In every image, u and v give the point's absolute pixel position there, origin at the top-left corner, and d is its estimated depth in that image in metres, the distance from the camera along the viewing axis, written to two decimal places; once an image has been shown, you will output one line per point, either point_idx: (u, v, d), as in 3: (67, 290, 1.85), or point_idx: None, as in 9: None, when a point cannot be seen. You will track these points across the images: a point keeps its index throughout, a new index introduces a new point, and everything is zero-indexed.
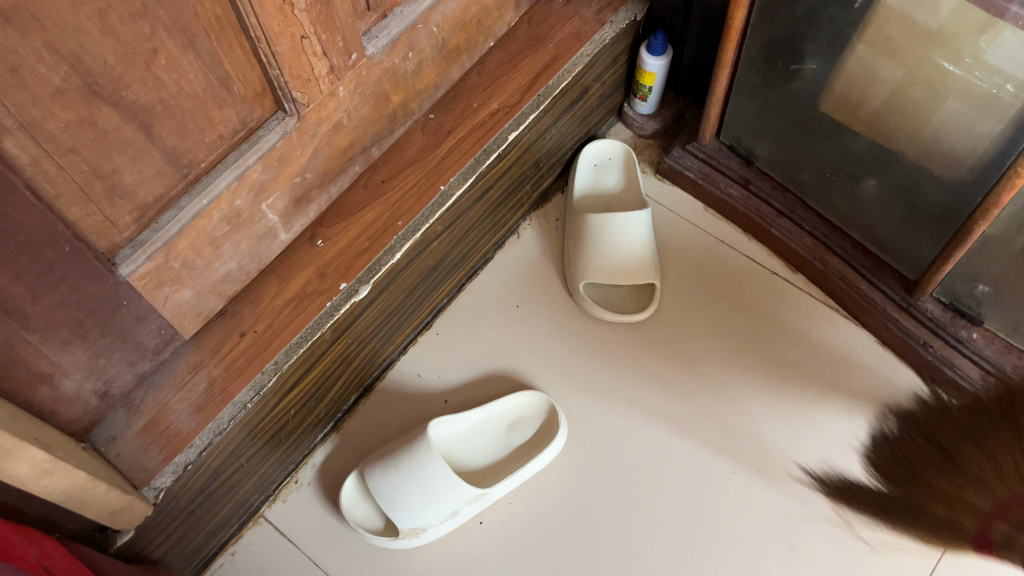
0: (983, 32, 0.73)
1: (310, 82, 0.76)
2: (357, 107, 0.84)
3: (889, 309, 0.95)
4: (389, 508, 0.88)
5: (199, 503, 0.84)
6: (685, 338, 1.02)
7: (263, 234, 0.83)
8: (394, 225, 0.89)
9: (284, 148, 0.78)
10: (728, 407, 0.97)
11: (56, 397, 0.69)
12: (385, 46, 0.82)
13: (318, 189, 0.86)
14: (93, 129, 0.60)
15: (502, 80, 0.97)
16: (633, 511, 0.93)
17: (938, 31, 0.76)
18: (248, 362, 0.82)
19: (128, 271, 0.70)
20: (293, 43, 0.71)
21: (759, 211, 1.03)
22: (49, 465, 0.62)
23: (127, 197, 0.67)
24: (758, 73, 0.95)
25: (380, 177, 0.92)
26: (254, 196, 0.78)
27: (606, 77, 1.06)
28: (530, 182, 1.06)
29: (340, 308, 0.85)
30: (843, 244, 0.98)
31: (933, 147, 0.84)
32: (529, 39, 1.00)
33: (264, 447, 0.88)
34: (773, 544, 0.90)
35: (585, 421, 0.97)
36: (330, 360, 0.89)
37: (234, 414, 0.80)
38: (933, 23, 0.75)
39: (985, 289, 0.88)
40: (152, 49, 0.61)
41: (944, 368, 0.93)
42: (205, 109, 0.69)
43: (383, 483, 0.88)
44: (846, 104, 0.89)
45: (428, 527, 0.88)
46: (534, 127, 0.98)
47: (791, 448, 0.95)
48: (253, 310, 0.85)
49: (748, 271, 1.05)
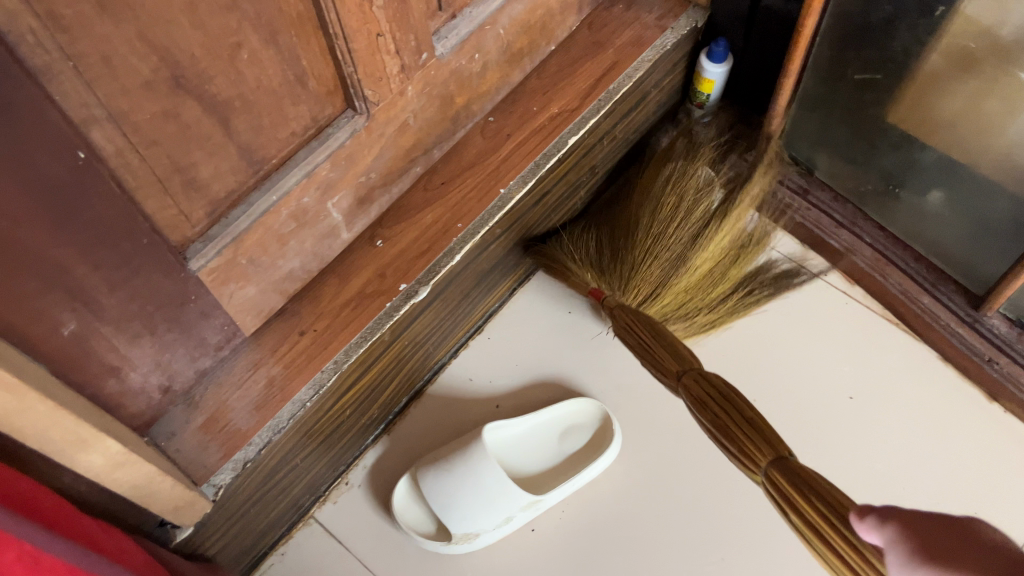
0: None
1: (382, 81, 0.76)
2: (423, 107, 0.84)
3: (952, 324, 0.93)
4: (440, 512, 0.87)
5: (253, 502, 0.83)
6: (740, 349, 1.00)
7: (326, 233, 0.83)
8: (454, 227, 0.88)
9: (352, 146, 0.78)
10: (784, 418, 0.96)
11: (123, 390, 0.69)
12: (454, 46, 0.81)
13: (380, 189, 0.86)
14: (176, 121, 0.60)
15: (562, 85, 0.97)
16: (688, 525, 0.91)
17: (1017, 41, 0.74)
18: (308, 361, 0.82)
19: (198, 266, 0.69)
20: (369, 41, 0.71)
21: (818, 222, 1.01)
22: (122, 457, 0.61)
23: (201, 191, 0.67)
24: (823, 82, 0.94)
25: (440, 179, 0.91)
26: (321, 194, 0.78)
27: (665, 84, 1.05)
28: (585, 188, 1.05)
29: (399, 309, 0.84)
30: (906, 258, 0.96)
31: (1007, 162, 0.82)
32: (589, 44, 1.00)
33: (317, 448, 0.87)
34: None
35: (638, 430, 0.96)
36: (386, 361, 0.89)
37: (293, 412, 0.79)
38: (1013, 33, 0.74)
39: None
40: (236, 43, 0.61)
41: (1010, 386, 0.91)
42: (280, 105, 0.69)
43: (435, 487, 0.87)
44: (916, 114, 0.88)
45: (480, 532, 0.87)
46: (594, 132, 0.97)
47: (850, 463, 0.93)
48: (313, 309, 0.85)
49: (806, 282, 1.03)
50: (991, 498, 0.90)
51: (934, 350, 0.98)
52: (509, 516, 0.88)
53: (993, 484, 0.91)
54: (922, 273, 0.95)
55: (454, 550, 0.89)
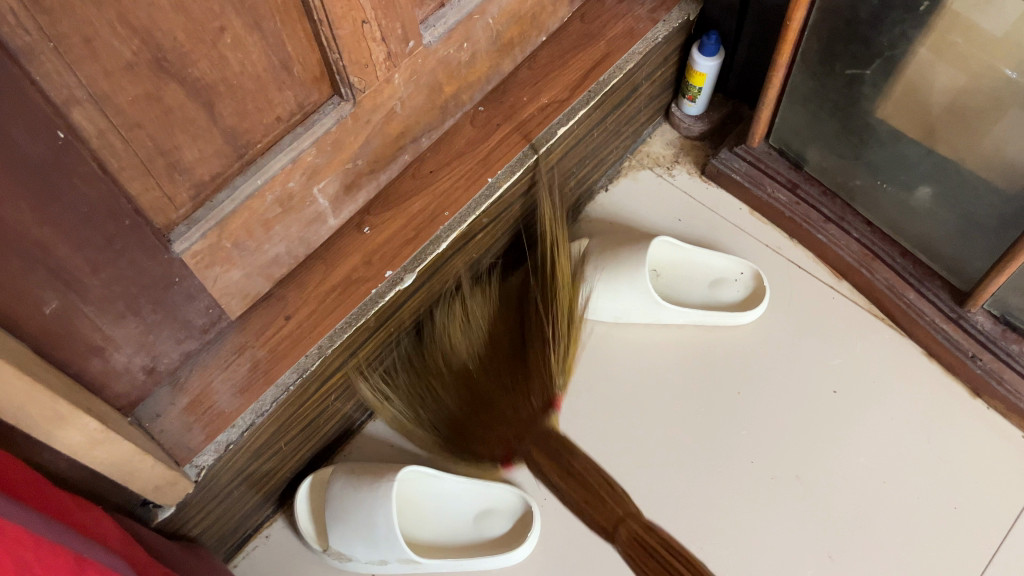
0: None
1: (368, 68, 0.76)
2: (411, 95, 0.84)
3: (936, 320, 0.94)
4: (334, 529, 0.86)
5: (236, 485, 0.84)
6: (726, 341, 1.01)
7: (313, 219, 0.83)
8: (441, 215, 0.89)
9: (339, 133, 0.78)
10: (768, 412, 0.96)
11: (107, 370, 0.70)
12: (442, 35, 0.82)
13: (368, 176, 0.86)
14: (158, 104, 0.61)
15: (552, 76, 0.97)
16: (668, 515, 0.92)
17: (1004, 37, 0.74)
18: (293, 345, 0.82)
19: (182, 249, 0.70)
20: (354, 28, 0.72)
21: (806, 217, 1.02)
22: (102, 435, 0.62)
23: (185, 174, 0.67)
24: (814, 76, 0.94)
25: (429, 168, 0.92)
26: (307, 179, 0.79)
27: (656, 76, 1.05)
28: (575, 179, 1.06)
29: (384, 296, 0.85)
30: (893, 254, 0.97)
31: (995, 158, 0.82)
32: (580, 36, 1.00)
33: (303, 431, 0.89)
34: (810, 552, 0.89)
35: (621, 420, 0.97)
36: (371, 347, 0.90)
37: (276, 396, 0.80)
38: (999, 30, 0.74)
39: None
40: (219, 28, 0.62)
41: (993, 382, 0.91)
42: (265, 91, 0.69)
43: (342, 508, 0.85)
44: (905, 110, 0.88)
45: (353, 558, 0.87)
46: (583, 124, 0.97)
47: (832, 457, 0.93)
48: (299, 294, 0.85)
49: (792, 276, 1.04)
50: (971, 494, 0.90)
51: (919, 345, 0.98)
52: (385, 560, 0.85)
53: (973, 480, 0.91)
54: (908, 269, 0.96)
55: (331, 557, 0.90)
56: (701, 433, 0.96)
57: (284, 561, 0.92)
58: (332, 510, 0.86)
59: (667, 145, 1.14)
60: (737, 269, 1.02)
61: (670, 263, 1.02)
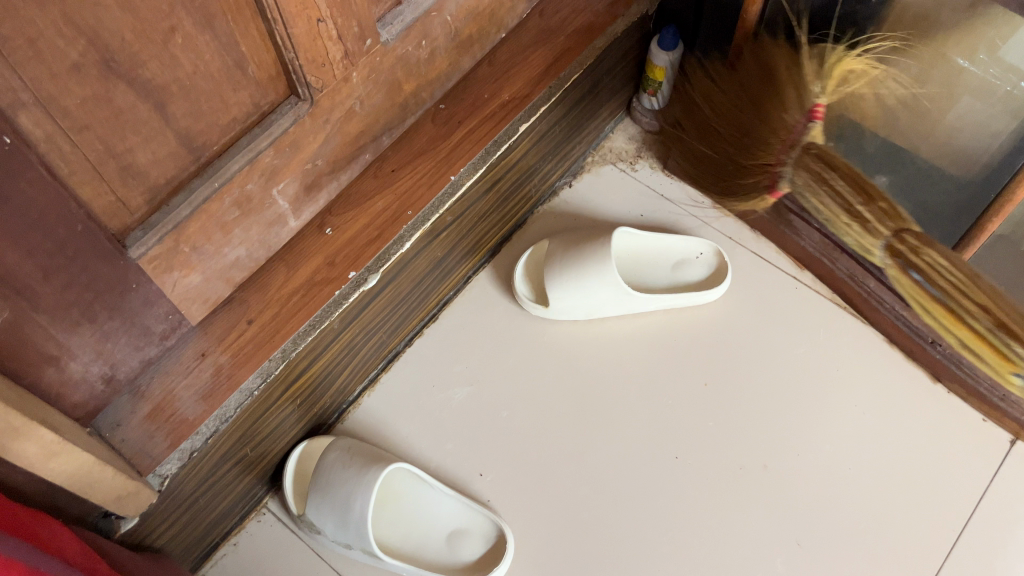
0: (1001, 27, 0.75)
1: (324, 67, 0.75)
2: (370, 93, 0.83)
3: (896, 307, 0.96)
4: (314, 501, 0.87)
5: (203, 492, 0.82)
6: (693, 334, 1.01)
7: (273, 221, 0.82)
8: (404, 215, 0.88)
9: (296, 133, 0.77)
10: (736, 401, 0.97)
11: (63, 380, 0.68)
12: (400, 32, 0.81)
13: (328, 176, 0.85)
14: (109, 106, 0.60)
15: (512, 72, 0.97)
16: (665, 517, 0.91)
17: (957, 27, 0.77)
18: (256, 349, 0.81)
19: (139, 254, 0.69)
20: (309, 26, 0.71)
21: (768, 208, 1.03)
22: (58, 446, 0.61)
23: (139, 178, 0.66)
24: (771, 68, 0.95)
25: (390, 167, 0.91)
26: (266, 181, 0.78)
27: (616, 71, 1.06)
28: (539, 175, 1.06)
29: (348, 297, 0.85)
30: None
31: (947, 146, 0.85)
32: (541, 31, 1.00)
33: (271, 434, 0.88)
34: (779, 538, 0.90)
35: (593, 415, 0.97)
36: (335, 351, 0.88)
37: (240, 401, 0.80)
38: None
39: None
40: (169, 27, 0.60)
41: (953, 366, 0.94)
42: (220, 91, 0.68)
43: (327, 485, 0.86)
44: (861, 100, 0.88)
45: (321, 532, 0.88)
46: (546, 120, 0.98)
47: (798, 445, 0.94)
48: (260, 298, 0.84)
49: (754, 267, 1.05)
50: (934, 478, 0.92)
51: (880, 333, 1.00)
52: (349, 543, 0.86)
53: (937, 463, 0.93)
54: None
55: (301, 531, 0.91)
56: (672, 426, 0.96)
57: (251, 569, 0.90)
58: (316, 483, 0.87)
59: (629, 140, 1.14)
60: (696, 248, 1.03)
61: (633, 254, 1.03)
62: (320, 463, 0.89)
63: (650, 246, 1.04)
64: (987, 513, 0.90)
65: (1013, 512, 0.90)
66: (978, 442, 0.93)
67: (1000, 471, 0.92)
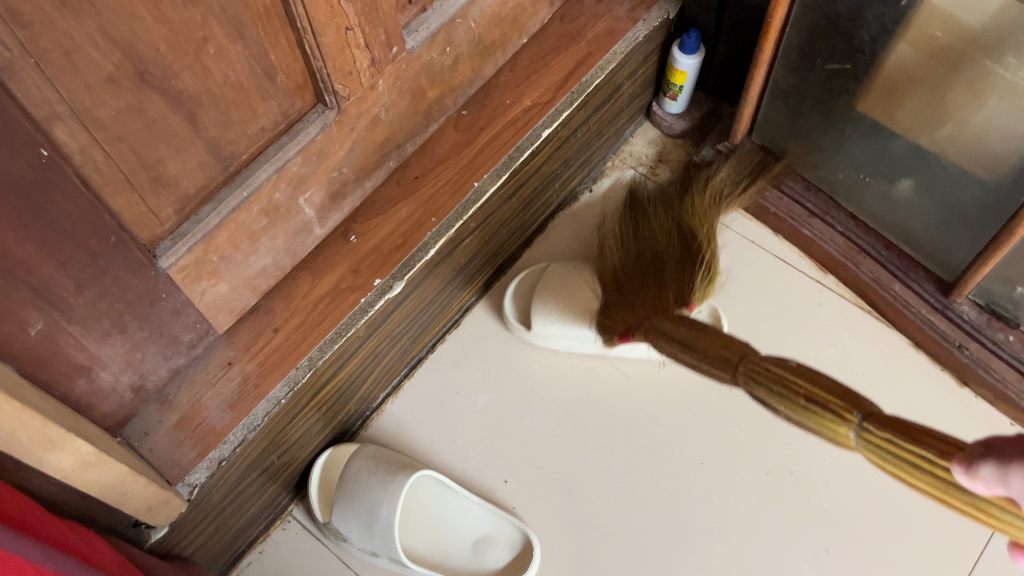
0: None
1: (351, 75, 0.75)
2: (395, 101, 0.83)
3: (923, 311, 0.95)
4: (339, 510, 0.87)
5: (230, 501, 0.82)
6: (716, 340, 1.01)
7: (299, 228, 0.82)
8: (428, 221, 0.88)
9: (323, 141, 0.77)
10: (760, 407, 0.97)
11: (94, 391, 0.69)
12: (425, 40, 0.81)
13: (353, 184, 0.85)
14: (141, 117, 0.60)
15: (534, 77, 0.96)
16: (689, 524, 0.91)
17: (984, 30, 0.75)
18: (283, 358, 0.81)
19: (169, 264, 0.69)
20: (338, 35, 0.71)
21: (790, 212, 1.02)
22: (92, 457, 0.61)
23: (170, 188, 0.66)
24: (794, 71, 0.94)
25: (413, 173, 0.91)
26: (293, 189, 0.78)
27: (638, 75, 1.05)
28: (559, 180, 1.05)
29: (374, 305, 0.84)
30: (877, 246, 0.98)
31: (976, 150, 0.83)
32: (562, 37, 0.99)
33: (297, 442, 0.88)
34: (805, 544, 0.89)
35: (617, 420, 0.97)
36: (360, 358, 0.88)
37: (268, 410, 0.79)
38: (979, 22, 0.75)
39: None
40: (202, 38, 0.60)
41: (980, 371, 0.92)
42: (249, 100, 0.68)
43: (351, 495, 0.86)
44: (886, 103, 0.88)
45: (348, 540, 0.88)
46: (568, 124, 0.98)
47: (824, 451, 0.94)
48: (286, 306, 0.84)
49: (776, 270, 1.04)
50: None
51: (906, 336, 0.99)
52: (376, 552, 0.86)
53: None
54: (894, 261, 0.97)
55: (326, 538, 0.91)
56: (696, 431, 0.96)
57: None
58: (341, 492, 0.87)
59: (650, 144, 1.14)
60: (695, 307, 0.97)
61: None
62: (344, 471, 0.89)
63: None
64: None
65: None
66: None
67: None
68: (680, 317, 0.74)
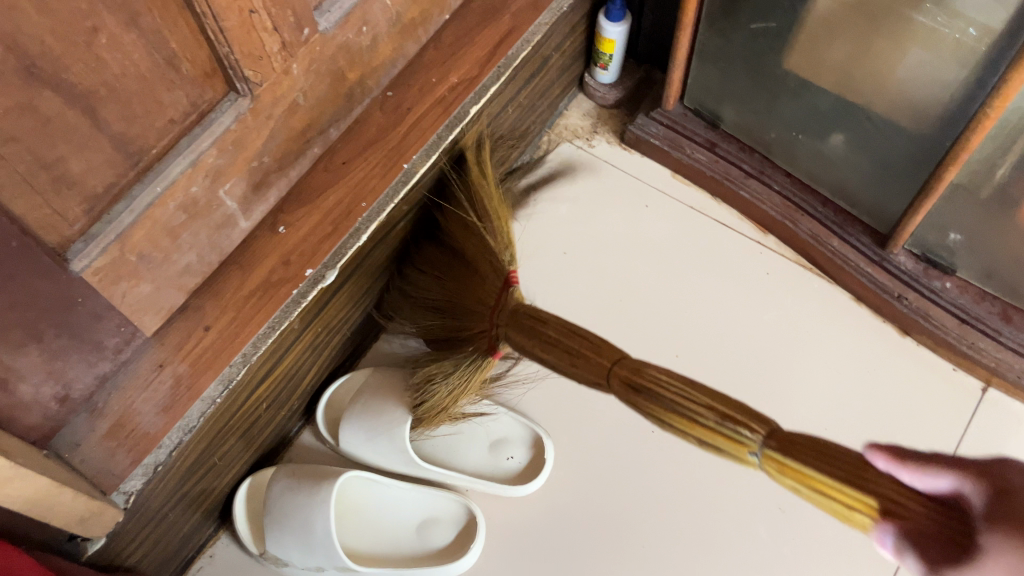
0: None
1: (262, 61, 0.73)
2: (313, 86, 0.81)
3: (862, 264, 0.95)
4: (272, 534, 0.84)
5: (172, 505, 0.80)
6: (659, 309, 1.00)
7: (222, 223, 0.79)
8: (358, 207, 0.86)
9: (239, 131, 0.75)
10: (708, 372, 0.96)
11: (13, 404, 0.66)
12: (338, 20, 0.79)
13: (276, 173, 0.83)
14: (33, 115, 0.57)
15: (459, 54, 0.94)
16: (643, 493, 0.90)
17: None
18: (215, 357, 0.79)
19: (81, 267, 0.66)
20: (242, 18, 0.68)
21: (727, 174, 1.02)
22: (9, 472, 0.59)
23: (74, 188, 0.63)
24: (718, 32, 0.93)
25: (340, 159, 0.89)
26: (210, 183, 0.75)
27: (566, 47, 1.04)
28: (494, 158, 1.03)
29: (307, 295, 0.83)
30: (815, 204, 0.98)
31: (901, 99, 0.83)
32: (486, 11, 0.97)
33: (240, 441, 0.86)
34: (759, 507, 0.88)
35: (566, 397, 0.95)
36: (299, 352, 0.87)
37: (203, 410, 0.77)
38: None
39: (956, 239, 0.89)
40: (91, 28, 0.58)
41: (920, 320, 0.93)
42: (152, 92, 0.66)
43: (279, 513, 0.83)
44: (810, 60, 0.88)
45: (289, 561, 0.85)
46: (495, 101, 0.96)
47: (774, 411, 0.93)
48: (217, 304, 0.82)
49: (716, 234, 1.03)
50: (908, 434, 0.91)
51: (847, 292, 0.99)
52: (320, 567, 0.84)
53: (910, 419, 0.92)
54: (830, 217, 0.97)
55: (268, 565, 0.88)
56: None
57: None
58: (270, 513, 0.84)
59: (584, 116, 1.12)
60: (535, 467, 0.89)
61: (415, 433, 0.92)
62: (268, 492, 0.86)
63: (497, 456, 0.91)
64: None
65: (988, 461, 0.89)
66: (949, 394, 0.93)
67: (972, 423, 0.91)
68: (571, 353, 0.77)
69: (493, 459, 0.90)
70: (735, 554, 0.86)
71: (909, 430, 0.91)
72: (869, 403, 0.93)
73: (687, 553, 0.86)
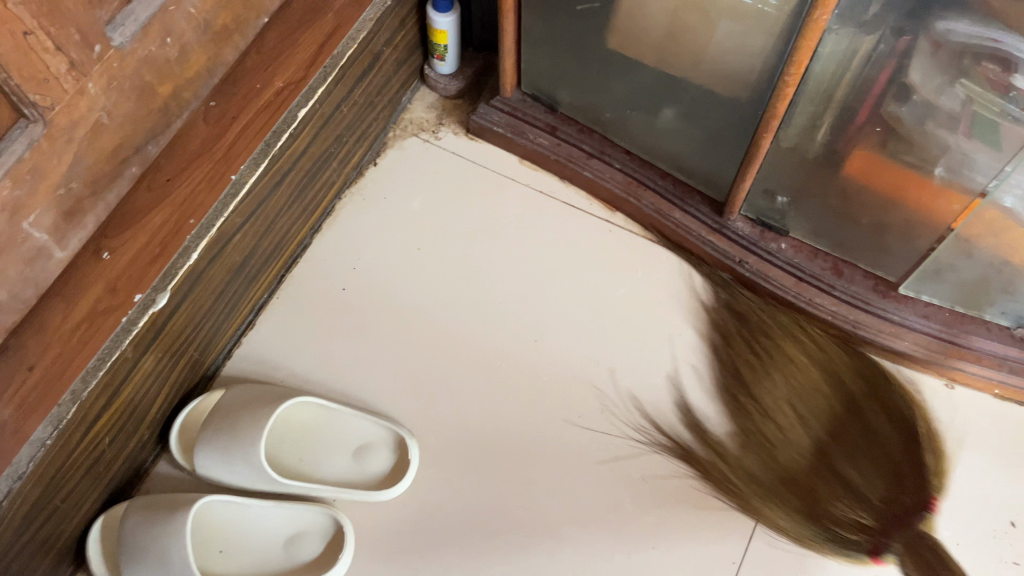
0: None
1: (48, 82, 0.69)
2: (117, 104, 0.77)
3: (703, 233, 0.98)
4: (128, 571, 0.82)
5: (13, 557, 0.76)
6: (516, 295, 1.00)
7: (33, 256, 0.75)
8: (186, 224, 0.83)
9: (35, 159, 0.71)
10: (568, 353, 0.97)
11: None
12: (135, 33, 0.75)
13: (90, 198, 0.79)
14: None
15: (283, 57, 0.92)
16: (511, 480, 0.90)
17: None
18: (41, 398, 0.74)
19: None
20: (14, 40, 0.65)
21: (569, 155, 1.02)
22: None
23: None
24: (540, 18, 0.93)
25: (164, 176, 0.85)
26: (8, 216, 0.71)
27: (398, 41, 1.03)
28: (337, 159, 1.01)
29: (138, 322, 0.79)
30: (654, 178, 1.00)
31: (717, 71, 0.86)
32: (306, 11, 0.95)
33: (84, 479, 0.82)
34: (623, 478, 0.90)
35: (430, 394, 0.94)
36: (140, 380, 0.84)
37: (32, 454, 0.73)
38: None
39: (784, 200, 0.94)
40: None
41: (761, 282, 0.96)
42: None
43: (134, 549, 0.81)
44: (630, 41, 0.90)
45: None
46: (327, 101, 0.94)
47: (634, 385, 0.95)
48: (39, 340, 0.77)
49: (566, 216, 1.05)
50: (760, 392, 0.94)
51: (694, 261, 1.02)
52: None
53: (762, 377, 0.95)
54: (670, 189, 0.99)
55: None
56: (506, 390, 0.95)
57: None
58: (125, 550, 0.81)
59: (429, 107, 1.11)
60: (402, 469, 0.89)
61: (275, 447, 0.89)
62: (122, 528, 0.83)
63: (362, 461, 0.89)
64: (811, 417, 0.93)
65: (834, 408, 0.93)
66: (796, 349, 0.96)
67: (818, 375, 0.95)
68: (794, 493, 0.88)
69: (357, 466, 0.89)
70: (603, 528, 0.88)
71: (759, 388, 0.94)
72: (723, 366, 0.96)
73: (558, 533, 0.87)
